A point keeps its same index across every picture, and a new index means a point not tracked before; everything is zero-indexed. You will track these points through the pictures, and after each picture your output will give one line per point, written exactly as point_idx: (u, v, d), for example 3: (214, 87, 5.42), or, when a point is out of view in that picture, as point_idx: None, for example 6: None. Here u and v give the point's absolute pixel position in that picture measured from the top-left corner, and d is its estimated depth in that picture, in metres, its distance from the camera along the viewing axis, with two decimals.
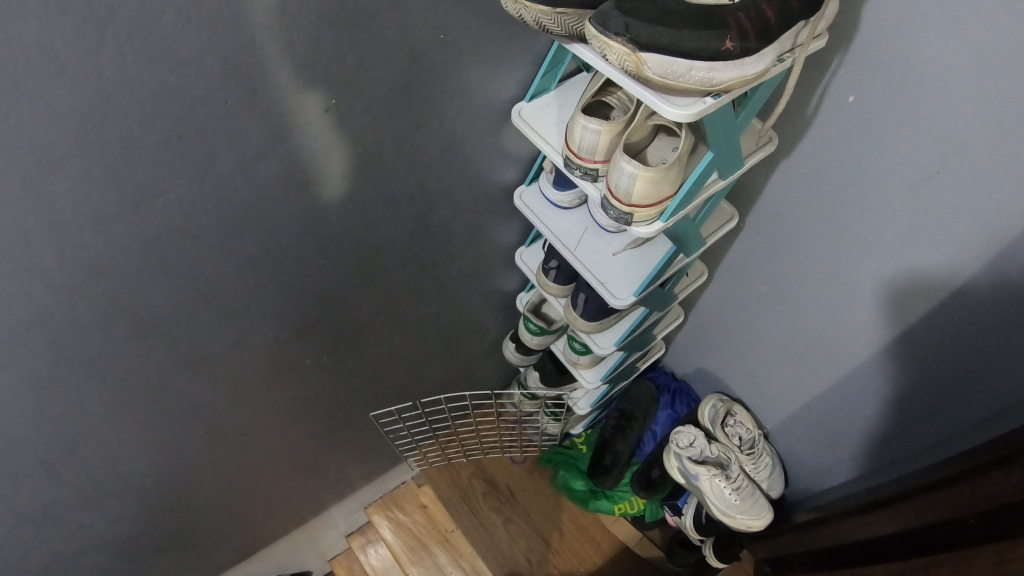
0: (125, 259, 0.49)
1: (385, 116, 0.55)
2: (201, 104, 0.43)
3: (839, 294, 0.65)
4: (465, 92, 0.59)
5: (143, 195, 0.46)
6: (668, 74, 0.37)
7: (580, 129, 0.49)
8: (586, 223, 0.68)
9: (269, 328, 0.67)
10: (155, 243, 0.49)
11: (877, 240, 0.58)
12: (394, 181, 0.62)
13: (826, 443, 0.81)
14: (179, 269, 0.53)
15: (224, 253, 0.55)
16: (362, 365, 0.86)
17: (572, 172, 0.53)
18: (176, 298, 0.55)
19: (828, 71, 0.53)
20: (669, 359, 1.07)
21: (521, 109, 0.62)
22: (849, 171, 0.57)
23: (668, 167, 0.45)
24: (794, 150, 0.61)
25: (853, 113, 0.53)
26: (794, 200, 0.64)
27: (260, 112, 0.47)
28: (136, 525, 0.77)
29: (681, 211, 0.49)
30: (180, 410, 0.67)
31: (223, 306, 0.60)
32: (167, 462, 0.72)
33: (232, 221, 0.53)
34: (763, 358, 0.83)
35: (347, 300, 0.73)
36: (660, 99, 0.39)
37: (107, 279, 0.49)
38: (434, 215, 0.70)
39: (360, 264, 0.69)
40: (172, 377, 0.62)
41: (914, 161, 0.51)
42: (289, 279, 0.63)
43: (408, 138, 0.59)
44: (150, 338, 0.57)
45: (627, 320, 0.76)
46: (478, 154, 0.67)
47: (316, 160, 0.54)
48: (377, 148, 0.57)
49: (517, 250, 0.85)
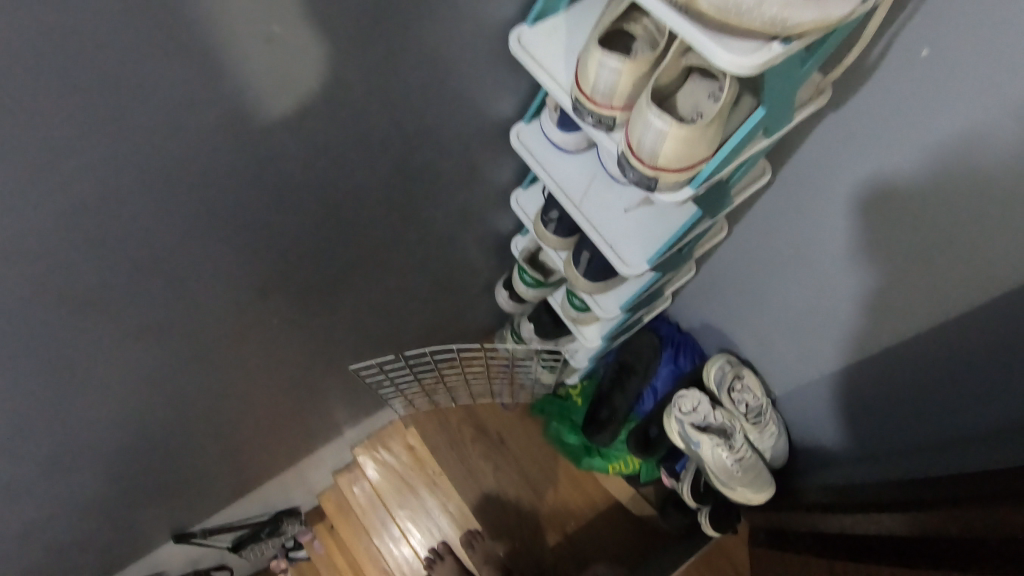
0: (34, 237, 0.40)
1: (353, 47, 0.44)
2: (99, 40, 0.33)
3: (875, 268, 0.57)
4: (452, 14, 0.47)
5: (41, 160, 0.36)
6: (728, 7, 0.28)
7: (597, 68, 0.40)
8: (594, 172, 0.59)
9: (229, 290, 0.59)
10: (80, 217, 0.41)
11: (935, 216, 0.49)
12: (372, 126, 0.52)
13: (838, 417, 0.76)
14: (106, 241, 0.44)
15: (162, 217, 0.46)
16: (344, 316, 0.79)
17: (581, 118, 0.43)
18: (109, 273, 0.46)
19: (906, 11, 0.42)
20: (673, 308, 1.00)
21: (522, 35, 0.51)
22: (909, 138, 0.47)
23: (707, 125, 0.36)
24: (844, 104, 0.51)
25: (927, 68, 0.43)
26: (835, 162, 0.55)
27: (184, 49, 0.36)
28: (95, 489, 0.71)
29: (716, 176, 0.40)
30: (131, 381, 0.59)
31: (178, 277, 0.52)
32: (122, 429, 0.65)
33: (166, 180, 0.43)
34: (780, 319, 0.76)
35: (324, 254, 0.65)
36: (715, 42, 0.30)
37: (15, 261, 0.40)
38: (416, 157, 0.61)
39: (331, 213, 0.60)
40: (123, 353, 0.55)
41: (998, 134, 0.41)
42: (257, 240, 0.55)
43: (383, 71, 0.48)
44: (84, 319, 0.48)
45: (635, 281, 0.68)
46: (471, 91, 0.57)
47: (266, 101, 0.43)
48: (343, 85, 0.47)
49: (513, 192, 0.76)
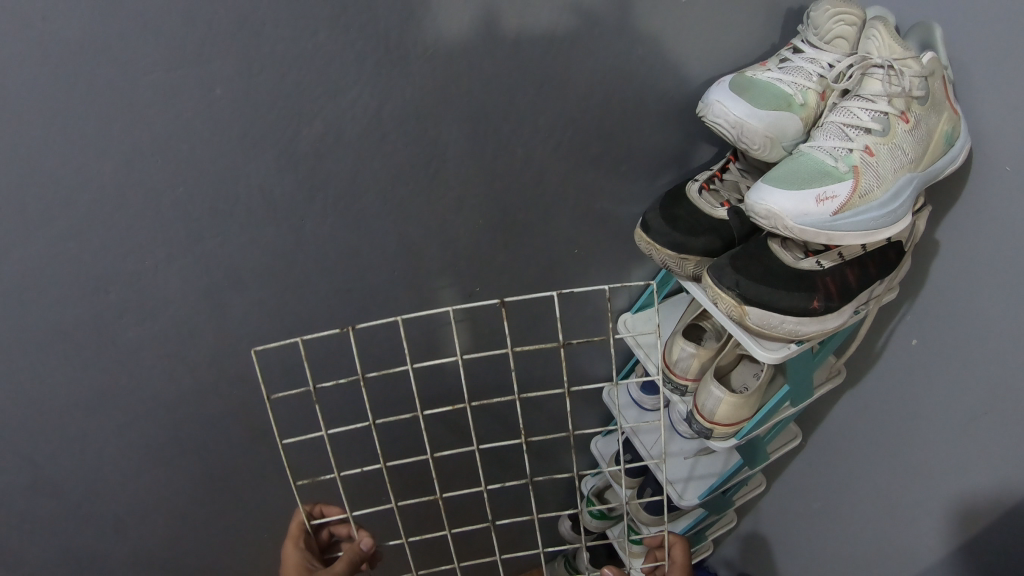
0: (373, 282, 0.76)
1: (560, 235, 0.82)
2: (407, 211, 0.71)
3: (958, 386, 0.80)
4: (619, 218, 0.83)
5: (413, 291, 0.79)
6: (840, 145, 0.63)
7: (761, 199, 0.62)
8: (686, 322, 0.78)
9: (425, 370, 0.88)
10: (402, 51, 0.60)
11: (988, 337, 0.74)
12: (595, 102, 0.71)
13: (955, 530, 0.85)
14: (385, 301, 0.79)
15: (427, 325, 0.83)
16: (400, 450, 0.96)
17: (802, 261, 0.65)
18: (360, 305, 0.78)
19: (944, 158, 0.66)
20: (752, 494, 1.10)
21: (694, 187, 0.73)
22: (955, 303, 0.77)
23: (855, 199, 0.62)
24: (925, 277, 0.80)
25: (923, 181, 0.65)
26: (925, 323, 0.81)
27: (483, 253, 0.79)
28: (256, 487, 0.93)
29: (831, 324, 0.65)
30: (337, 407, 0.87)
31: (387, 120, 0.63)
32: (307, 448, 0.91)
33: (434, 296, 0.81)
34: (888, 472, 0.94)
35: (438, 374, 0.89)
36: (827, 153, 0.63)
37: (344, 285, 0.75)
38: (577, 315, 0.92)
39: (507, 336, 0.90)
40: (272, 140, 0.61)
41: (1004, 277, 0.70)
42: (455, 172, 0.70)
43: (562, 264, 0.85)
44: (343, 331, 0.79)
45: (716, 474, 0.87)
46: (603, 268, 0.89)
47: (511, 275, 0.83)
48: (541, 279, 0.86)
49: (623, 315, 0.90)
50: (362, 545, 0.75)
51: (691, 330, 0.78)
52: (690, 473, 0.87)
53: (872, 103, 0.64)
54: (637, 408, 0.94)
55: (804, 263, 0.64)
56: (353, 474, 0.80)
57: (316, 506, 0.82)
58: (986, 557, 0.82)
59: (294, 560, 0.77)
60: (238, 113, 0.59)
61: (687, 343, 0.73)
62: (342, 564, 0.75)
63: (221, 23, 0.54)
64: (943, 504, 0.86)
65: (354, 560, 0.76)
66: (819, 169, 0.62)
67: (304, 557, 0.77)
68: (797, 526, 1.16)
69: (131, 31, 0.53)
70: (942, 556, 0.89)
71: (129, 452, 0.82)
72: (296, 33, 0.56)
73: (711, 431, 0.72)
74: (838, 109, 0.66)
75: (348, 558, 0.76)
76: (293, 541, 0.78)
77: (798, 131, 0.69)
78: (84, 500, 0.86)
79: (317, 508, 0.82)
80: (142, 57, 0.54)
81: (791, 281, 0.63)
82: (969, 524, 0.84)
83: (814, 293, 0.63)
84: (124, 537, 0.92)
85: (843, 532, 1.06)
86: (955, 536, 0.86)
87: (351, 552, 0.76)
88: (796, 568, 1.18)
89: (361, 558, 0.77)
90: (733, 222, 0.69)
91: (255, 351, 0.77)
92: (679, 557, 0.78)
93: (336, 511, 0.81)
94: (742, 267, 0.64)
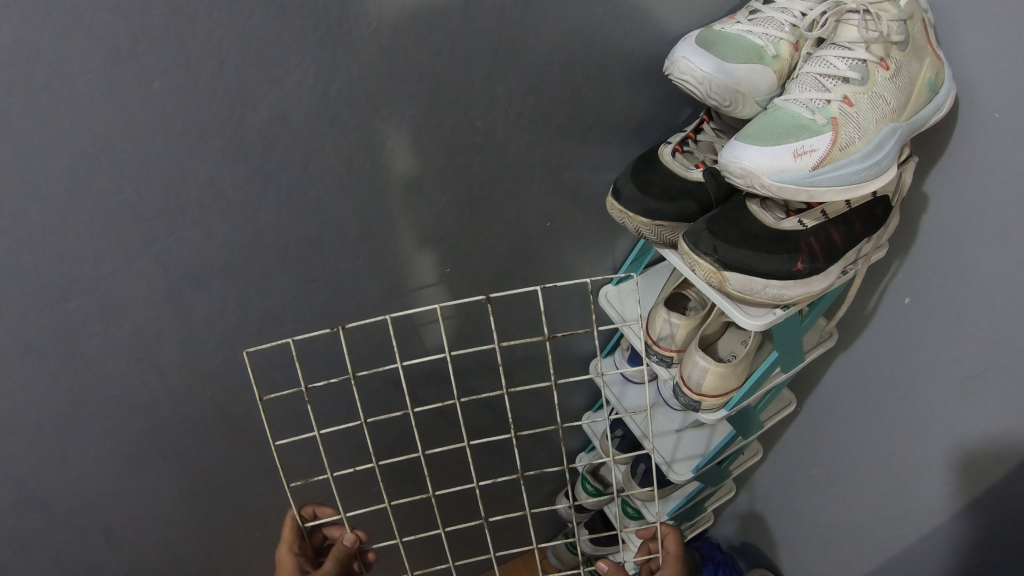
0: (341, 270, 0.74)
1: (531, 210, 0.79)
2: (369, 193, 0.68)
3: (956, 343, 0.77)
4: (592, 187, 0.80)
5: (385, 275, 0.76)
6: (818, 96, 0.60)
7: (735, 158, 0.59)
8: (669, 292, 0.75)
9: (404, 357, 0.86)
10: (346, 26, 0.56)
11: (985, 290, 0.71)
12: (556, 69, 0.67)
13: (960, 491, 0.83)
14: (355, 288, 0.76)
15: (403, 312, 0.81)
16: (387, 442, 0.94)
17: (783, 221, 0.62)
18: (329, 294, 0.75)
19: (930, 106, 0.62)
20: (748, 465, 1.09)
21: (666, 150, 0.70)
22: (949, 258, 0.74)
23: (837, 153, 0.58)
24: (915, 231, 0.77)
25: (905, 132, 0.62)
26: (917, 278, 0.79)
27: (455, 232, 0.76)
28: (241, 487, 0.91)
29: (818, 285, 0.62)
30: (316, 401, 0.85)
31: (339, 102, 0.60)
32: (289, 445, 0.88)
33: (407, 281, 0.78)
34: (888, 434, 0.92)
35: (418, 364, 0.87)
36: (804, 105, 0.60)
37: (312, 273, 0.72)
38: (558, 291, 0.89)
39: (487, 317, 0.87)
40: (220, 130, 0.58)
41: (998, 228, 0.68)
42: (416, 153, 0.67)
43: (536, 238, 0.82)
44: (313, 322, 0.77)
45: (709, 447, 0.85)
46: (579, 240, 0.86)
47: (485, 254, 0.81)
48: (515, 257, 0.83)
49: (604, 288, 0.87)
50: (344, 541, 0.72)
51: (675, 300, 0.76)
52: (681, 447, 0.86)
53: (849, 51, 0.61)
54: (624, 383, 0.92)
55: (784, 223, 0.61)
56: (343, 472, 0.77)
57: (308, 507, 0.80)
58: (991, 518, 0.80)
59: (285, 560, 0.75)
60: (181, 105, 0.56)
61: (671, 315, 0.71)
62: (331, 561, 0.73)
63: (151, 11, 0.51)
64: (946, 465, 0.84)
65: (342, 556, 0.74)
66: (797, 122, 0.59)
67: (293, 556, 0.75)
68: (797, 495, 1.14)
69: (54, 25, 0.49)
70: (945, 520, 0.87)
71: (108, 463, 0.80)
72: (231, 16, 0.53)
73: (699, 404, 0.70)
74: (813, 59, 0.63)
75: (337, 555, 0.73)
76: (287, 545, 0.75)
77: (773, 85, 0.65)
78: (67, 516, 0.84)
79: (309, 508, 0.80)
80: (71, 55, 0.51)
81: (772, 243, 0.60)
82: (973, 486, 0.81)
83: (797, 255, 0.61)
84: (109, 548, 0.90)
85: (842, 497, 1.04)
86: (958, 499, 0.84)
87: (339, 549, 0.74)
88: (796, 536, 1.16)
89: (351, 555, 0.75)
90: (711, 185, 0.66)
91: (226, 348, 0.75)
92: (673, 549, 0.76)
93: (329, 511, 0.79)
94: (719, 231, 0.61)
